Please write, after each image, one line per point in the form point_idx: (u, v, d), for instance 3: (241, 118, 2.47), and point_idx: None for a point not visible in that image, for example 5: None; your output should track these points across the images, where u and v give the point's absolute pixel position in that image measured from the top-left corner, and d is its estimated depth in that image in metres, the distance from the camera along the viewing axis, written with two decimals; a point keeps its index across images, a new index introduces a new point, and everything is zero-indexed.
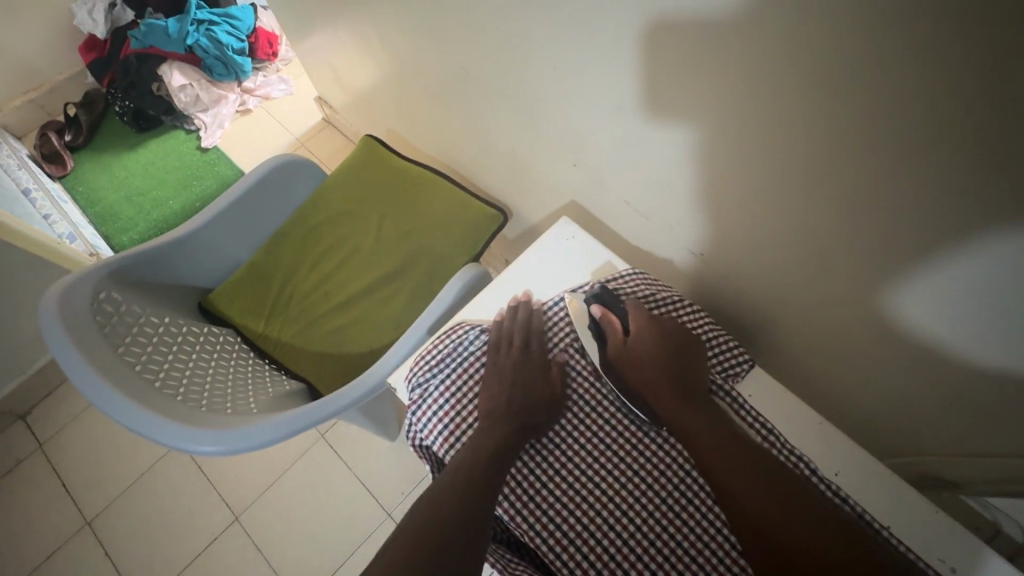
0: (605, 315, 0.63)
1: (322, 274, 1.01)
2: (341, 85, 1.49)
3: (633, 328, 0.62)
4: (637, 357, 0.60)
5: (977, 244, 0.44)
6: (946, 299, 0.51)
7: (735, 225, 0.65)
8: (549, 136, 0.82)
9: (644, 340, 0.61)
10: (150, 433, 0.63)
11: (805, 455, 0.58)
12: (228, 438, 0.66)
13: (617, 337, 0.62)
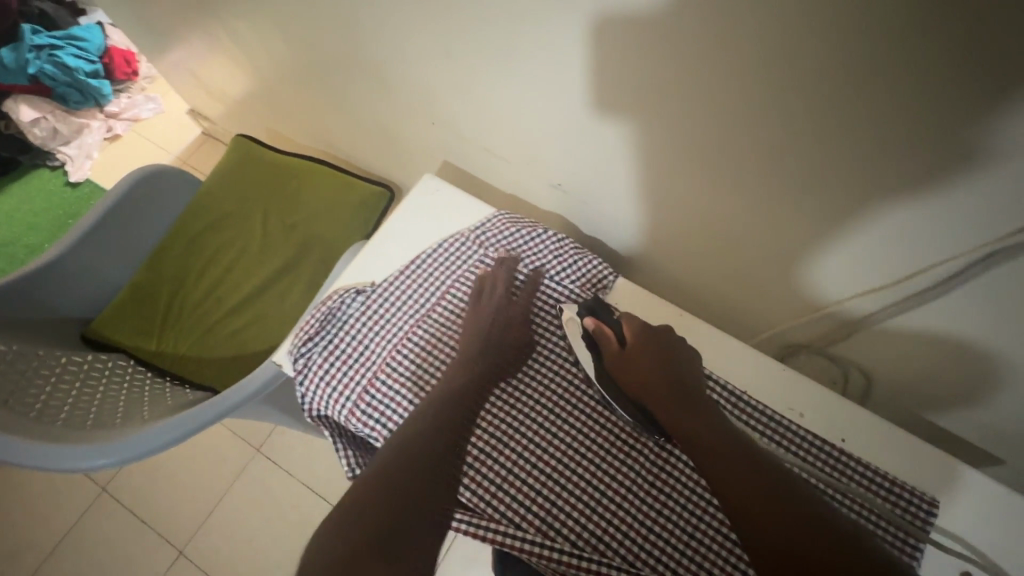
0: (599, 327, 0.60)
1: (210, 281, 0.97)
2: (208, 93, 1.43)
3: (628, 339, 0.59)
4: (639, 368, 0.57)
5: (749, 120, 0.51)
6: (866, 233, 0.54)
7: (580, 152, 0.69)
8: (405, 101, 0.83)
9: (644, 352, 0.58)
10: (30, 461, 0.62)
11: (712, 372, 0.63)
12: (116, 449, 0.65)
13: (614, 350, 0.59)
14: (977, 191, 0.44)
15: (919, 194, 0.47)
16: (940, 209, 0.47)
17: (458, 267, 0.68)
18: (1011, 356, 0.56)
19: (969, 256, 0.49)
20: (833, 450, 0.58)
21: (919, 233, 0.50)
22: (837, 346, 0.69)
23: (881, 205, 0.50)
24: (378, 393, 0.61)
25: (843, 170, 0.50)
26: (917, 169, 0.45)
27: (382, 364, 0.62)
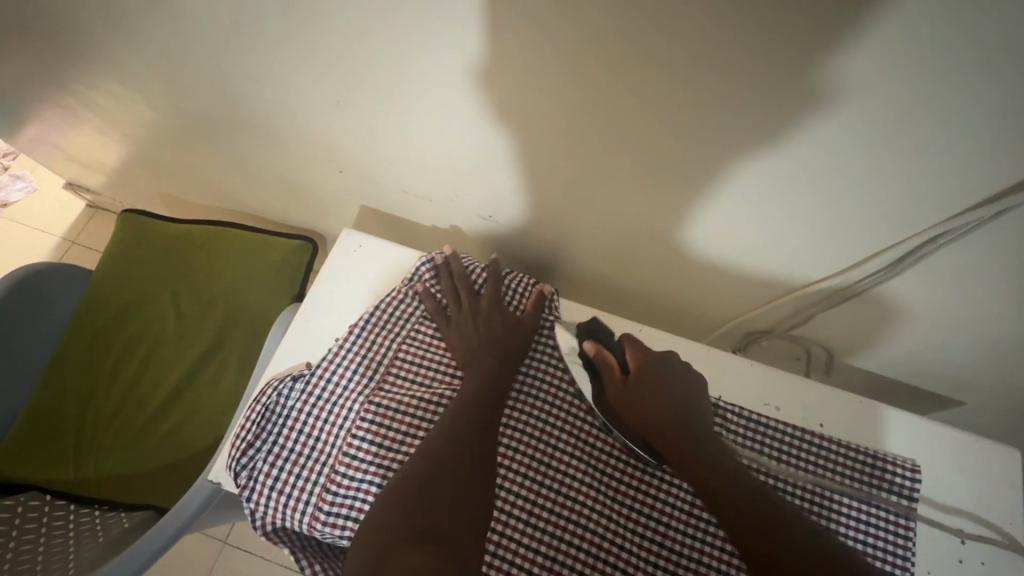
0: (601, 353, 0.59)
1: (127, 382, 0.86)
2: (83, 165, 1.28)
3: (632, 367, 0.57)
4: (645, 395, 0.55)
5: (672, 130, 0.49)
6: (810, 215, 0.53)
7: (508, 179, 0.65)
8: (306, 152, 0.76)
9: (648, 380, 0.56)
10: None
11: (718, 396, 0.61)
12: None
13: (618, 378, 0.57)
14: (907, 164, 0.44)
15: (852, 176, 0.47)
16: (879, 192, 0.47)
17: (403, 328, 0.61)
18: (956, 312, 0.57)
19: (914, 238, 0.50)
20: (831, 442, 0.58)
21: (863, 211, 0.50)
22: (794, 329, 0.69)
23: (816, 194, 0.50)
24: (340, 489, 0.53)
25: (774, 165, 0.48)
26: (845, 153, 0.45)
27: (338, 455, 0.55)
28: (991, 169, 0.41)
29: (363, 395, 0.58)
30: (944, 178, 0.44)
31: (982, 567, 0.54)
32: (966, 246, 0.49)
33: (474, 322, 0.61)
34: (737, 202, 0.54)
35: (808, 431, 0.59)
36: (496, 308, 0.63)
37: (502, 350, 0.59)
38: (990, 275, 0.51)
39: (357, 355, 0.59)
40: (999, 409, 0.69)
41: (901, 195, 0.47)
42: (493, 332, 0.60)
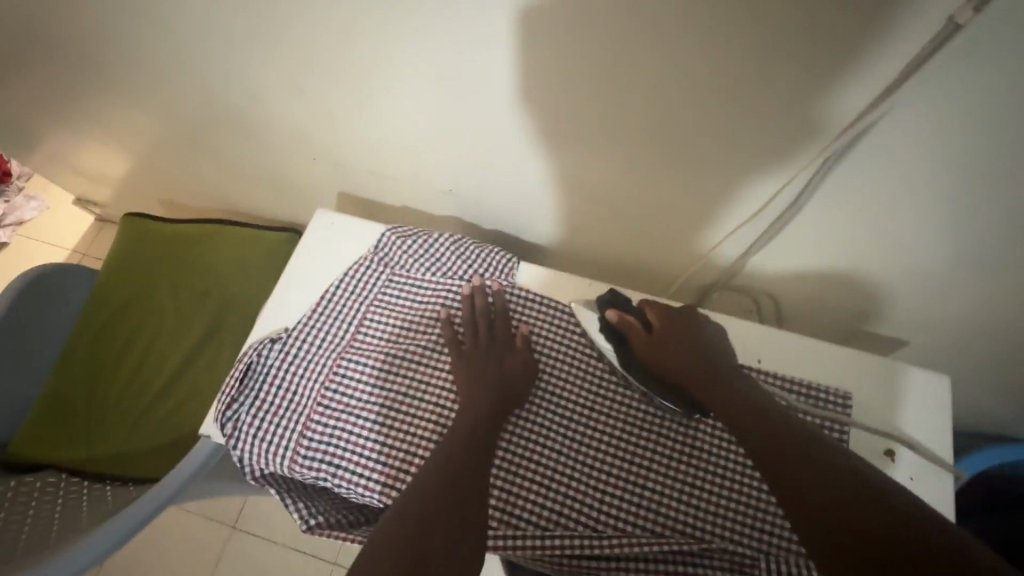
0: (622, 317, 0.61)
1: (133, 369, 0.93)
2: (90, 178, 1.36)
3: (654, 323, 0.61)
4: (671, 345, 0.58)
5: (588, 84, 0.55)
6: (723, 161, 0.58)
7: (462, 151, 0.71)
8: (285, 142, 0.83)
9: (672, 332, 0.59)
10: None
11: None
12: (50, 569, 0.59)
13: (642, 333, 0.60)
14: (786, 100, 0.49)
15: (744, 117, 0.52)
16: (769, 131, 0.52)
17: (370, 291, 0.67)
18: (875, 245, 0.62)
19: (809, 173, 0.55)
20: (768, 375, 0.63)
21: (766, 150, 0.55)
22: (738, 280, 0.74)
23: (720, 137, 0.55)
24: (315, 435, 0.60)
25: (680, 112, 0.54)
26: (734, 95, 0.50)
27: (313, 406, 0.61)
28: (858, 98, 0.47)
29: (336, 350, 0.64)
30: (821, 110, 0.49)
31: (910, 481, 0.59)
32: (859, 174, 0.53)
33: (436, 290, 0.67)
34: (657, 152, 0.60)
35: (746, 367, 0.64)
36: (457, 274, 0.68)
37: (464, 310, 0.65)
38: (891, 203, 0.56)
39: (329, 319, 0.66)
40: (939, 343, 0.73)
41: (790, 131, 0.52)
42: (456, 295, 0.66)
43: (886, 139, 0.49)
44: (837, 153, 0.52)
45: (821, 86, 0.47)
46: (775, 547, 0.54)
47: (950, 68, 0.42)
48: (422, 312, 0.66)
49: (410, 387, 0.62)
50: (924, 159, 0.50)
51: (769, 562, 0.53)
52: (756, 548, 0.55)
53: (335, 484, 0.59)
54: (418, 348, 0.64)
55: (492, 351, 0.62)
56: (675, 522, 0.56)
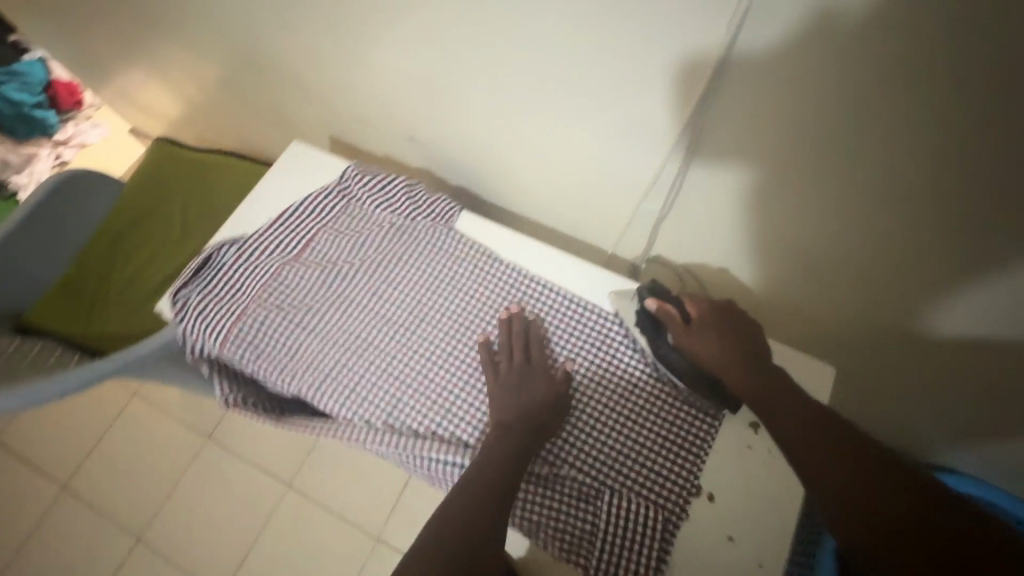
0: (663, 308, 0.65)
1: (134, 269, 1.05)
2: (142, 111, 1.53)
3: (693, 316, 0.64)
4: (706, 339, 0.62)
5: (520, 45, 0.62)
6: (630, 129, 0.64)
7: (426, 103, 0.79)
8: (287, 84, 0.94)
9: (706, 328, 0.63)
10: None
11: (560, 290, 0.73)
12: (20, 392, 0.73)
13: (680, 325, 0.63)
14: (652, 63, 0.56)
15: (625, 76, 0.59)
16: (643, 91, 0.59)
17: (324, 218, 0.77)
18: (767, 222, 0.66)
19: (685, 130, 0.60)
20: None
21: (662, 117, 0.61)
22: (658, 253, 0.81)
23: (611, 98, 0.62)
24: (250, 331, 0.71)
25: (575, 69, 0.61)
26: (611, 55, 0.57)
27: (252, 306, 0.72)
28: (707, 62, 0.53)
29: (283, 263, 0.75)
30: (688, 76, 0.55)
31: (768, 453, 0.61)
32: (728, 139, 0.59)
33: (380, 231, 0.78)
34: (563, 107, 0.67)
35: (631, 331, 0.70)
36: (400, 220, 0.78)
37: (400, 256, 0.76)
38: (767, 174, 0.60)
39: (283, 235, 0.76)
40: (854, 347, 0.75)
41: (671, 98, 0.58)
42: (395, 239, 0.77)
43: (741, 103, 0.55)
44: (700, 112, 0.58)
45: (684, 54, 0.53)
46: (617, 484, 0.62)
47: (768, 34, 0.48)
48: (368, 248, 0.77)
49: (339, 307, 0.73)
50: (780, 124, 0.55)
51: (609, 496, 0.61)
52: (602, 483, 0.63)
53: (257, 371, 0.71)
54: (354, 281, 0.75)
55: (522, 380, 0.65)
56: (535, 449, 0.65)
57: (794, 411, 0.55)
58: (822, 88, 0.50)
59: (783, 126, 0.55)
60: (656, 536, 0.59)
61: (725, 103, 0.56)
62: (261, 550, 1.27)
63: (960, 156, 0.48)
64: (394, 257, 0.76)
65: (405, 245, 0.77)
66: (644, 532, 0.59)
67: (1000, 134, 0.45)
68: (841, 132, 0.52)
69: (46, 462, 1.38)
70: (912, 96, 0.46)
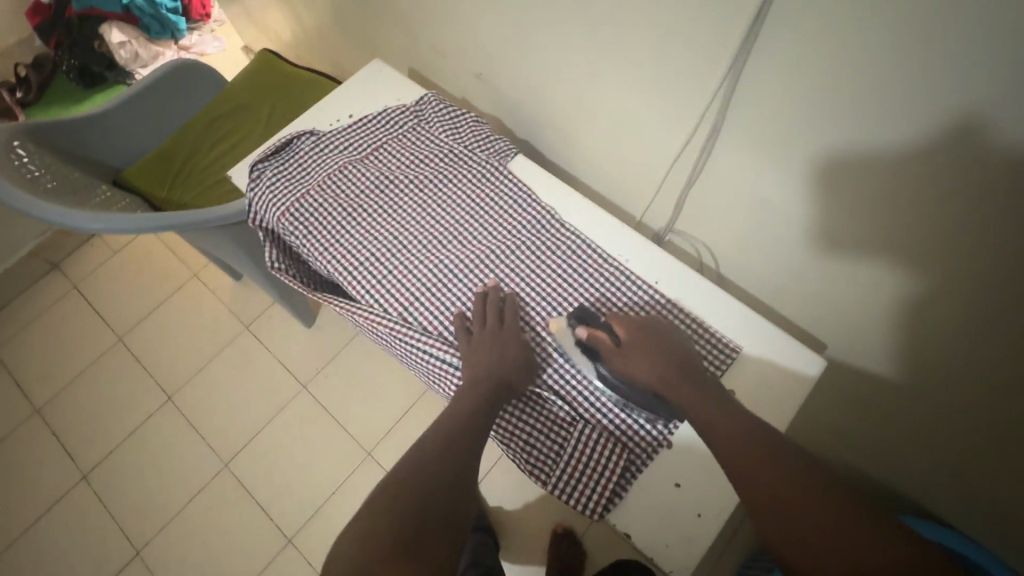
0: (593, 334, 0.61)
1: (217, 153, 1.18)
2: (255, 26, 1.68)
3: (622, 337, 0.60)
4: (637, 360, 0.58)
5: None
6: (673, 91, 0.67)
7: (494, 42, 0.84)
8: (378, 8, 1.02)
9: (638, 348, 0.58)
10: (52, 216, 0.83)
11: (596, 244, 0.73)
12: (108, 219, 0.85)
13: (611, 347, 0.60)
14: (694, 18, 0.58)
15: (669, 31, 0.61)
16: (684, 48, 0.61)
17: (395, 129, 0.82)
18: (789, 210, 0.67)
19: (720, 92, 0.62)
20: (678, 310, 0.68)
21: (703, 82, 0.63)
22: (683, 230, 0.83)
23: (657, 55, 0.65)
24: (302, 210, 0.76)
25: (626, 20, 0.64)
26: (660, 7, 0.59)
27: (312, 188, 0.77)
28: (744, 25, 0.54)
29: (348, 158, 0.80)
30: (733, 44, 0.56)
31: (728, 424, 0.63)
32: (759, 113, 0.60)
33: (441, 151, 0.80)
34: (612, 61, 0.70)
35: (658, 292, 0.70)
36: (462, 146, 0.80)
37: (455, 175, 0.78)
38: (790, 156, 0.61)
39: (357, 137, 0.81)
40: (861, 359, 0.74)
41: (713, 63, 0.60)
42: (455, 160, 0.79)
43: (774, 74, 0.56)
44: (735, 76, 0.59)
45: (735, 20, 0.54)
46: (596, 420, 0.62)
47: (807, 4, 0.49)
48: (432, 162, 0.79)
49: (388, 208, 0.76)
50: (809, 103, 0.55)
51: (583, 427, 0.61)
52: (581, 416, 0.62)
53: (303, 244, 0.75)
54: (406, 188, 0.78)
55: (498, 344, 0.63)
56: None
57: (740, 429, 0.51)
58: (846, 67, 0.50)
59: (811, 107, 0.55)
60: (615, 476, 0.59)
61: (757, 71, 0.57)
62: (268, 433, 1.39)
63: (978, 165, 0.47)
64: (450, 176, 0.78)
65: (462, 169, 0.79)
66: (605, 469, 0.60)
67: (1018, 146, 0.44)
68: (867, 119, 0.52)
69: (111, 315, 1.56)
70: (937, 89, 0.46)
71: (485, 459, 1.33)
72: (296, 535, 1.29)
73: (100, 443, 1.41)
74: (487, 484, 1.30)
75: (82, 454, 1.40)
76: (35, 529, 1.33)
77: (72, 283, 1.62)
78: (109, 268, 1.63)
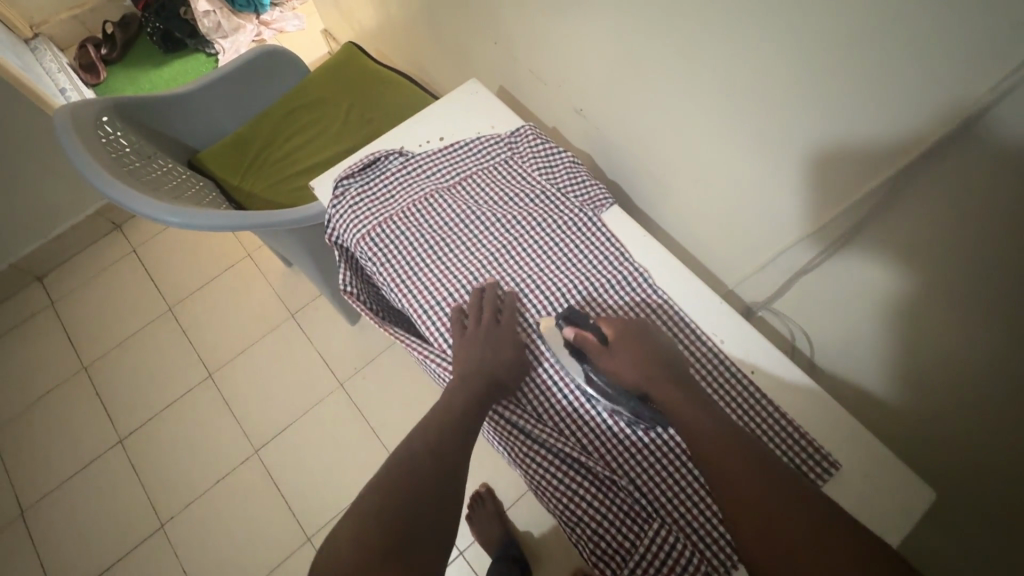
0: (581, 335, 0.61)
1: (292, 146, 1.16)
2: (340, 14, 1.67)
3: (610, 336, 0.60)
4: (623, 360, 0.58)
5: (725, 53, 0.59)
6: (809, 171, 0.60)
7: (605, 79, 0.79)
8: (479, 21, 0.97)
9: (625, 351, 0.59)
10: (128, 203, 0.82)
11: (692, 321, 0.67)
12: (183, 213, 0.84)
13: (597, 347, 0.60)
14: (867, 104, 0.50)
15: (832, 112, 0.54)
16: (839, 131, 0.54)
17: (485, 160, 0.78)
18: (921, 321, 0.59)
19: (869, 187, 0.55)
20: (774, 410, 0.61)
21: (851, 171, 0.56)
22: (778, 307, 0.75)
23: (805, 131, 0.57)
24: (381, 237, 0.73)
25: (777, 89, 0.57)
26: (828, 87, 0.52)
27: (394, 215, 0.74)
28: (930, 125, 0.46)
29: (433, 185, 0.76)
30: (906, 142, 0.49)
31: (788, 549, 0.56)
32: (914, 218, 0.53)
33: (531, 192, 0.75)
34: (740, 127, 0.64)
35: (753, 384, 0.63)
36: (553, 188, 0.75)
37: (543, 220, 0.73)
38: (939, 280, 0.53)
39: (444, 163, 0.77)
40: None
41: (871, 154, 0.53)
42: (544, 204, 0.75)
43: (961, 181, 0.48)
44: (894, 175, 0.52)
45: (912, 116, 0.47)
46: (673, 519, 0.57)
47: None
48: (519, 201, 0.75)
49: (467, 243, 0.72)
50: (992, 224, 0.47)
51: (659, 526, 0.56)
52: (656, 512, 0.57)
53: (378, 272, 0.72)
54: (489, 226, 0.73)
55: (490, 342, 0.64)
56: (604, 451, 0.61)
57: (709, 430, 0.52)
58: None
59: (993, 229, 0.47)
60: None
61: (930, 175, 0.49)
62: (301, 426, 1.39)
63: None
64: (538, 216, 0.74)
65: (552, 211, 0.74)
66: None
67: None
68: None
69: (164, 283, 1.59)
70: None
71: (515, 488, 1.30)
72: (315, 534, 1.28)
73: (138, 410, 1.43)
74: (514, 514, 1.27)
75: (120, 418, 1.43)
76: (69, 485, 1.36)
77: (131, 246, 1.65)
78: (167, 236, 1.65)
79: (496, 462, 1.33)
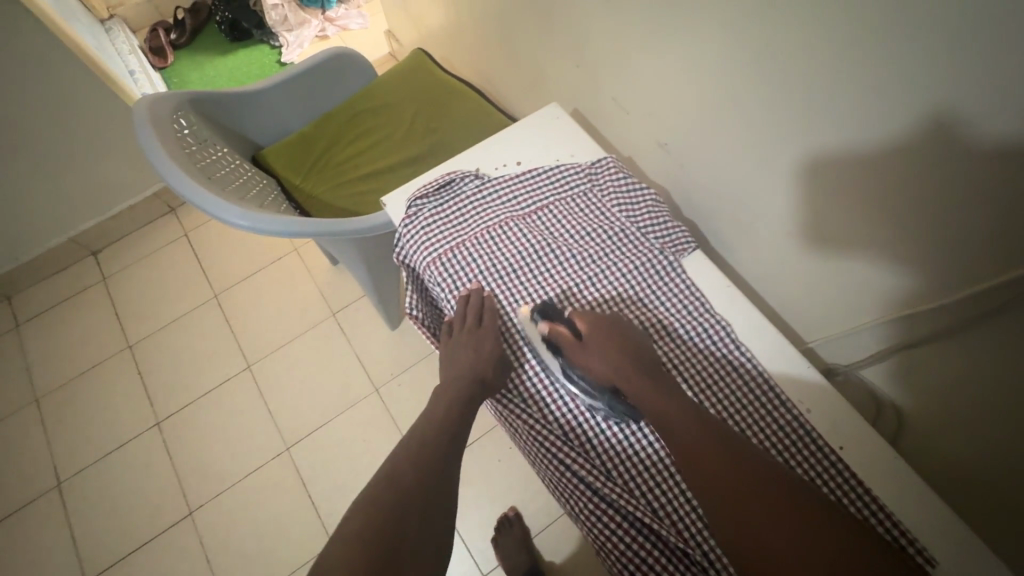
0: (554, 330, 0.62)
1: (355, 150, 1.15)
2: (408, 17, 1.66)
3: (582, 330, 0.62)
4: (594, 354, 0.59)
5: (846, 108, 0.55)
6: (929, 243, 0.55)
7: (695, 116, 0.75)
8: (561, 42, 0.95)
9: (595, 347, 0.60)
10: (199, 201, 0.82)
11: (778, 385, 0.62)
12: (251, 216, 0.84)
13: (571, 342, 0.61)
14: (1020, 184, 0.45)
15: (979, 185, 0.48)
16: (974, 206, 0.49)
17: (563, 191, 0.75)
18: None
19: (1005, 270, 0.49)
20: (870, 499, 0.55)
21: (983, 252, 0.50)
22: (869, 373, 0.70)
23: (934, 200, 0.52)
24: (451, 261, 0.70)
25: (909, 150, 0.52)
26: (972, 159, 0.47)
27: (466, 239, 0.72)
28: None
29: (509, 212, 0.74)
30: None
31: None
32: None
33: (608, 227, 0.72)
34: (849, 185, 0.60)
35: (842, 459, 0.57)
36: (633, 225, 0.72)
37: (619, 258, 0.70)
38: None
39: (519, 189, 0.75)
40: None
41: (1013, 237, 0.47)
42: (622, 240, 0.71)
43: None
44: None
45: None
46: None
47: None
48: (596, 235, 0.72)
49: (541, 275, 0.70)
50: None
51: None
52: None
53: (446, 297, 0.70)
54: (564, 259, 0.70)
55: (472, 343, 0.64)
56: (677, 516, 0.57)
57: (694, 426, 0.52)
58: None
59: None
60: None
61: None
62: (334, 427, 1.38)
63: None
64: (614, 254, 0.70)
65: (631, 251, 0.71)
66: None
67: None
68: None
69: (212, 270, 1.61)
70: None
71: (544, 514, 1.27)
72: None
73: (177, 394, 1.45)
74: (541, 541, 1.24)
75: (159, 399, 1.45)
76: (105, 461, 1.39)
77: (184, 230, 1.68)
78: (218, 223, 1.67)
79: (526, 485, 1.30)
